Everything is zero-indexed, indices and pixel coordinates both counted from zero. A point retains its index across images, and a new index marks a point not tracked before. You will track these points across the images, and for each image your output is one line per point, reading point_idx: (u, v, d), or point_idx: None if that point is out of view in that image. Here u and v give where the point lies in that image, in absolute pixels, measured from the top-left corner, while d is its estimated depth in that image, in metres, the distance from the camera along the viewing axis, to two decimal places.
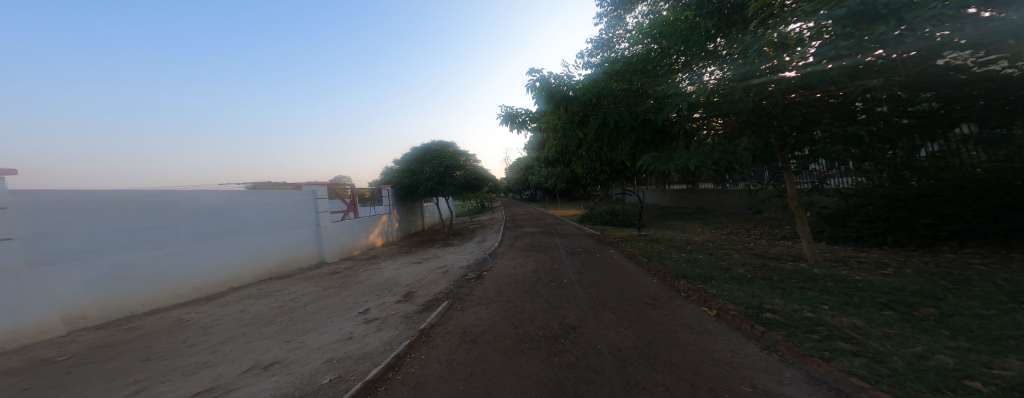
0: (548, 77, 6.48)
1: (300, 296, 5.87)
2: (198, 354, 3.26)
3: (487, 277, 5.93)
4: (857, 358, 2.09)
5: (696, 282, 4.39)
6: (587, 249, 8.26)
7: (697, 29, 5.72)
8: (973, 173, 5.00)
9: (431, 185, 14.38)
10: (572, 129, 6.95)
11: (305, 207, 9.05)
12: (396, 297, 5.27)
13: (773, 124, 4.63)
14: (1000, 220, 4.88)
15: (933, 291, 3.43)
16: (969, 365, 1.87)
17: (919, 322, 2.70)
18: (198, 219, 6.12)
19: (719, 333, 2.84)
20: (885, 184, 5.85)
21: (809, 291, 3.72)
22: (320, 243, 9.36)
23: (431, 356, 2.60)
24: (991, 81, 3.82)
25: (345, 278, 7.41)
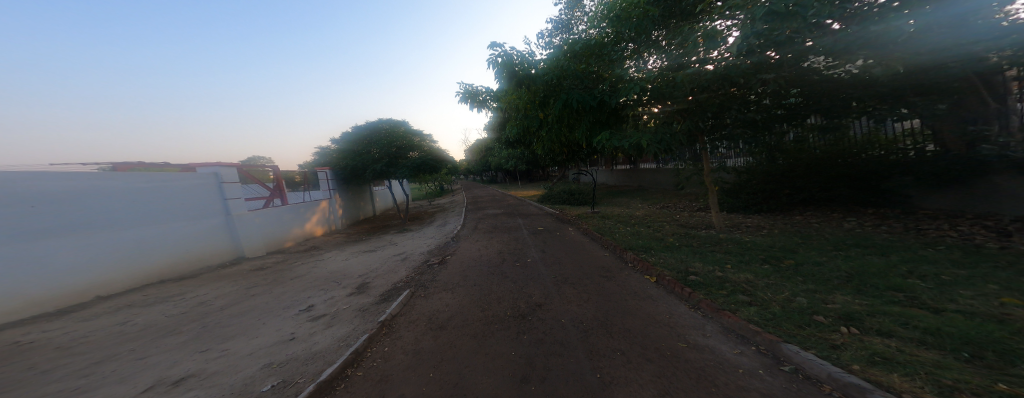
0: (512, 53, 6.18)
1: (212, 299, 4.99)
2: (71, 380, 2.60)
3: (451, 262, 5.79)
4: (752, 307, 2.66)
5: (640, 252, 4.96)
6: (547, 228, 8.63)
7: (646, 16, 5.82)
8: (814, 154, 6.45)
9: (382, 168, 13.27)
10: (533, 109, 7.11)
11: (207, 193, 7.50)
12: (348, 290, 4.86)
13: (699, 110, 5.35)
14: (827, 190, 6.40)
15: (794, 245, 4.50)
16: (815, 303, 2.63)
17: (785, 272, 3.53)
18: (33, 209, 4.66)
19: (659, 298, 3.30)
20: (764, 163, 7.28)
21: (718, 252, 4.53)
22: (235, 234, 7.97)
23: (395, 348, 2.49)
24: (828, 81, 4.92)
25: (276, 274, 6.52)
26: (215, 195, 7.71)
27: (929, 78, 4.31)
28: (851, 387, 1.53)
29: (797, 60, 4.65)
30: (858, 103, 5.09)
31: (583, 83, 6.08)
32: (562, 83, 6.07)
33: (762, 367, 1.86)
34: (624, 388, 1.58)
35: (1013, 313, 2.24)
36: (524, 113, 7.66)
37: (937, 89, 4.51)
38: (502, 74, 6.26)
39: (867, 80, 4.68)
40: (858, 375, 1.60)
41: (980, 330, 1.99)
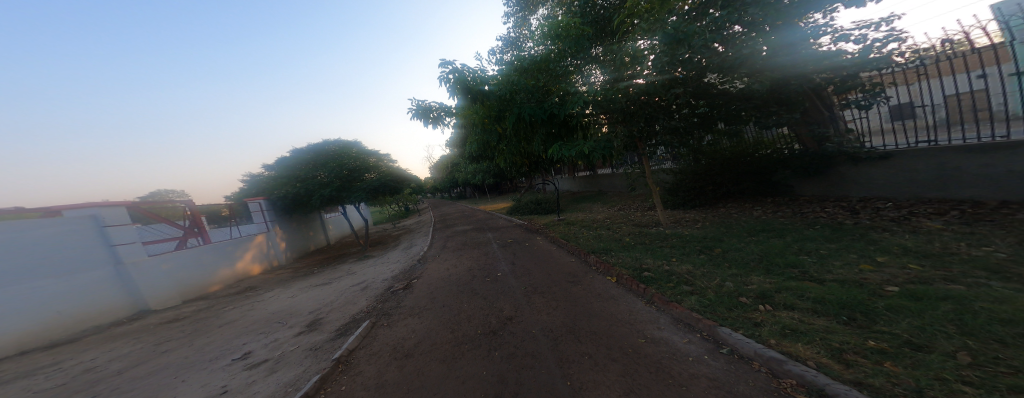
0: (464, 69, 6.17)
1: (106, 362, 4.03)
2: None
3: (418, 285, 5.45)
4: (693, 295, 2.98)
5: (601, 255, 5.23)
6: (517, 240, 8.64)
7: (583, 35, 6.41)
8: (724, 154, 7.58)
9: (333, 192, 12.26)
10: (491, 125, 7.12)
11: (83, 242, 5.95)
12: (297, 329, 4.30)
13: (635, 118, 5.89)
14: (738, 184, 7.54)
15: (722, 234, 5.16)
16: (740, 285, 3.06)
17: (715, 259, 4.05)
18: None
19: (619, 297, 3.52)
20: (692, 165, 8.25)
21: (665, 247, 5.00)
22: (132, 283, 6.51)
23: (355, 385, 2.26)
24: (723, 94, 5.83)
25: (197, 324, 5.49)
26: (97, 242, 6.19)
27: (792, 91, 5.35)
28: (772, 361, 1.82)
29: (699, 76, 5.36)
30: (745, 113, 5.97)
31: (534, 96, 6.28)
32: (515, 97, 6.28)
33: (707, 352, 2.08)
34: (594, 393, 1.65)
35: (870, 277, 2.86)
36: (482, 131, 7.65)
37: (789, 101, 5.71)
38: (457, 89, 6.18)
39: (748, 94, 5.64)
40: (775, 349, 1.90)
41: (852, 295, 2.49)
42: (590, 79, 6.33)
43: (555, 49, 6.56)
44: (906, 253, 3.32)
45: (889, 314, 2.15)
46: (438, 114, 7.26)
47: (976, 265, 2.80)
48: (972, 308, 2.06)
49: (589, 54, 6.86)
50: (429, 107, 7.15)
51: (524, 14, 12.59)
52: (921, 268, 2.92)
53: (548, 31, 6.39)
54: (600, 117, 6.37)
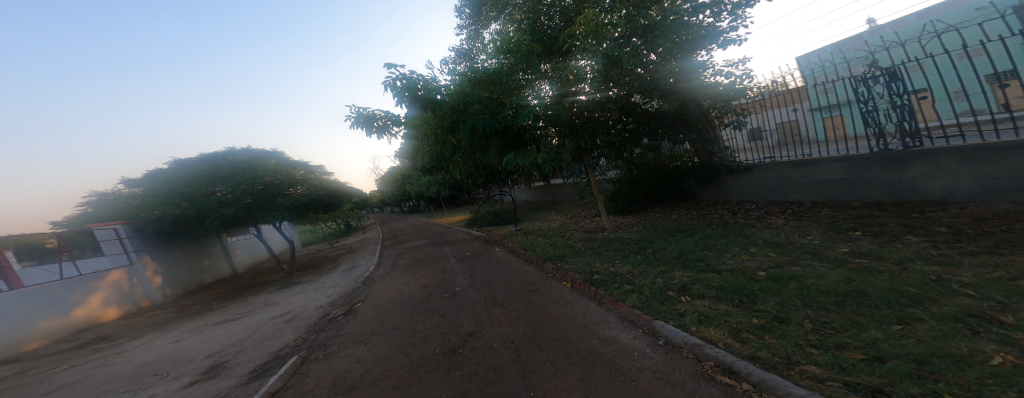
0: (413, 76, 5.79)
1: None
2: None
3: (361, 309, 4.97)
4: (634, 293, 3.25)
5: (557, 262, 5.36)
6: (477, 252, 8.40)
7: (531, 52, 6.67)
8: (652, 164, 8.36)
9: (243, 211, 10.65)
10: (443, 137, 6.76)
11: None
12: (187, 379, 3.51)
13: (582, 132, 6.25)
14: (663, 192, 8.40)
15: (656, 235, 5.74)
16: (666, 280, 3.44)
17: (648, 258, 4.49)
18: None
19: (574, 301, 3.64)
20: (630, 176, 8.82)
21: (609, 251, 5.37)
22: None
23: None
24: (646, 112, 6.56)
25: (42, 388, 4.19)
26: None
27: (696, 112, 6.41)
28: (695, 347, 2.06)
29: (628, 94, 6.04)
30: (662, 130, 6.62)
31: (488, 108, 6.26)
32: (468, 108, 6.16)
33: (649, 346, 2.27)
34: None
35: (749, 265, 3.50)
36: (432, 143, 7.23)
37: (686, 121, 6.56)
38: (406, 96, 5.76)
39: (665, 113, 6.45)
40: (695, 335, 2.16)
41: (736, 280, 3.04)
42: (540, 92, 6.56)
43: (507, 63, 6.63)
44: (766, 244, 4.17)
45: (763, 294, 2.70)
46: (378, 124, 6.78)
47: (804, 250, 3.74)
48: (805, 285, 2.78)
49: (539, 69, 7.03)
50: (370, 115, 6.64)
51: (474, 26, 12.38)
52: (774, 255, 3.72)
53: (501, 44, 6.46)
54: (551, 131, 6.49)
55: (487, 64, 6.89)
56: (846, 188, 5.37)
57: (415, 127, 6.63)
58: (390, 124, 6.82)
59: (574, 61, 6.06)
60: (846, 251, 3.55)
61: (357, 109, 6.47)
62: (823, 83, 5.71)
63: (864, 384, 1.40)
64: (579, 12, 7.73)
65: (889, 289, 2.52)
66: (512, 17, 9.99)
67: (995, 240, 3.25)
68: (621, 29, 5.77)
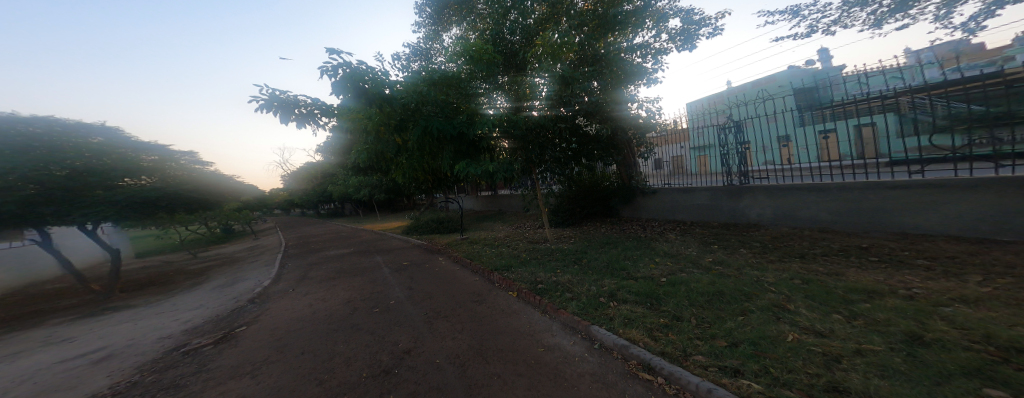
0: (362, 68, 5.22)
1: None
2: None
3: (246, 333, 3.98)
4: (573, 300, 3.46)
5: (503, 272, 5.26)
6: (414, 261, 7.69)
7: (492, 62, 6.66)
8: (586, 181, 9.03)
9: (19, 207, 7.18)
10: (386, 132, 6.33)
11: None
12: None
13: (533, 147, 6.42)
14: (594, 207, 9.14)
15: (589, 246, 6.23)
16: (599, 288, 3.78)
17: (585, 268, 4.84)
18: None
19: (519, 310, 3.66)
20: (571, 192, 9.12)
21: (549, 261, 5.58)
22: None
23: None
24: (586, 134, 6.71)
25: None
26: None
27: (620, 139, 7.04)
28: (622, 347, 2.34)
29: (575, 115, 6.14)
30: (597, 152, 6.95)
31: (443, 111, 6.16)
32: (421, 108, 5.93)
33: (587, 350, 2.46)
34: None
35: (663, 273, 4.11)
36: (373, 139, 6.73)
37: (614, 146, 7.14)
38: (352, 87, 5.18)
39: (602, 138, 6.69)
40: (623, 337, 2.45)
41: (649, 286, 3.57)
42: (494, 101, 6.59)
43: (468, 69, 6.58)
44: (665, 255, 5.02)
45: (666, 297, 3.24)
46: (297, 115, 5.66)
47: (686, 259, 4.68)
48: (688, 287, 3.47)
49: (497, 80, 7.11)
50: (292, 101, 5.52)
51: (434, 28, 11.15)
52: (676, 264, 4.46)
53: (463, 50, 6.38)
54: (502, 143, 6.75)
55: (446, 67, 6.85)
56: (712, 210, 6.95)
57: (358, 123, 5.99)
58: (320, 113, 5.88)
59: (528, 77, 6.36)
60: (710, 260, 4.55)
61: (276, 92, 5.29)
62: (700, 127, 7.31)
63: (727, 366, 1.86)
64: (540, 33, 8.17)
65: (734, 288, 3.34)
66: (477, 26, 9.55)
67: (783, 251, 4.66)
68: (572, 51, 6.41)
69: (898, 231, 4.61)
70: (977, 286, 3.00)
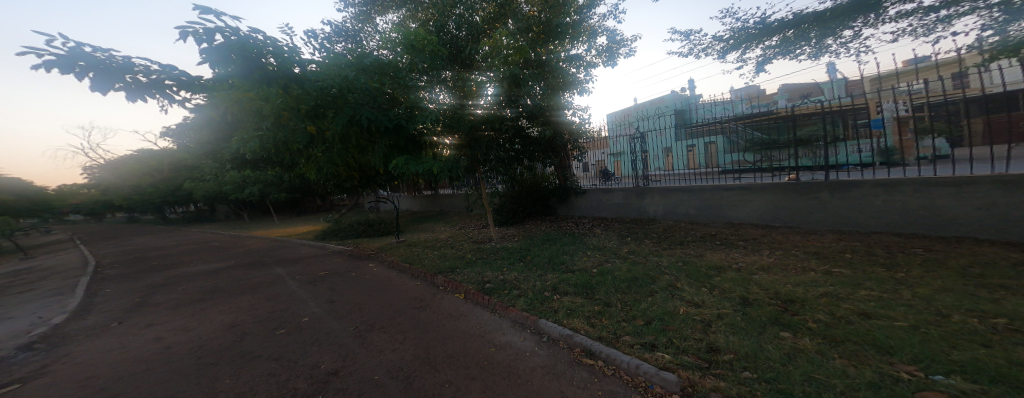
0: (256, 39, 4.18)
1: None
2: None
3: (65, 380, 2.87)
4: (521, 297, 3.50)
5: (448, 274, 4.98)
6: (334, 271, 6.67)
7: (437, 54, 6.31)
8: (529, 180, 9.15)
9: None
10: (292, 117, 5.34)
11: None
12: None
13: (478, 145, 6.32)
14: (536, 206, 9.38)
15: (532, 244, 6.36)
16: (543, 283, 3.90)
17: (531, 264, 4.92)
18: None
19: (468, 313, 3.52)
20: (515, 191, 9.21)
21: (496, 260, 5.51)
22: None
23: None
24: (530, 136, 7.04)
25: None
26: None
27: (558, 143, 7.66)
28: (567, 338, 2.47)
29: (521, 115, 6.39)
30: (539, 153, 7.46)
31: (376, 102, 5.68)
32: (347, 95, 5.29)
33: (536, 344, 2.52)
34: None
35: (602, 264, 4.46)
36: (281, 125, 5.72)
37: (552, 148, 7.76)
38: (240, 60, 4.07)
39: (543, 140, 7.22)
40: (567, 327, 2.60)
41: (585, 277, 3.86)
42: (435, 96, 6.14)
43: (406, 59, 6.16)
44: (599, 248, 5.47)
45: (598, 286, 3.56)
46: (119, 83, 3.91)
47: (619, 250, 5.18)
48: (620, 275, 3.85)
49: (442, 74, 6.51)
50: (122, 66, 3.80)
51: (364, 8, 9.78)
52: (613, 256, 4.89)
53: (403, 38, 5.94)
54: (444, 140, 6.40)
55: (381, 55, 6.30)
56: (630, 207, 7.91)
57: (249, 105, 4.67)
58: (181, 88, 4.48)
59: (473, 75, 6.15)
60: (634, 250, 5.14)
61: (89, 51, 3.54)
62: (616, 136, 8.24)
63: (645, 341, 2.21)
64: (486, 32, 8.18)
65: (655, 273, 3.85)
66: (418, 16, 8.85)
67: (670, 240, 5.65)
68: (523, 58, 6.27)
69: (727, 221, 6.38)
70: (790, 258, 4.17)
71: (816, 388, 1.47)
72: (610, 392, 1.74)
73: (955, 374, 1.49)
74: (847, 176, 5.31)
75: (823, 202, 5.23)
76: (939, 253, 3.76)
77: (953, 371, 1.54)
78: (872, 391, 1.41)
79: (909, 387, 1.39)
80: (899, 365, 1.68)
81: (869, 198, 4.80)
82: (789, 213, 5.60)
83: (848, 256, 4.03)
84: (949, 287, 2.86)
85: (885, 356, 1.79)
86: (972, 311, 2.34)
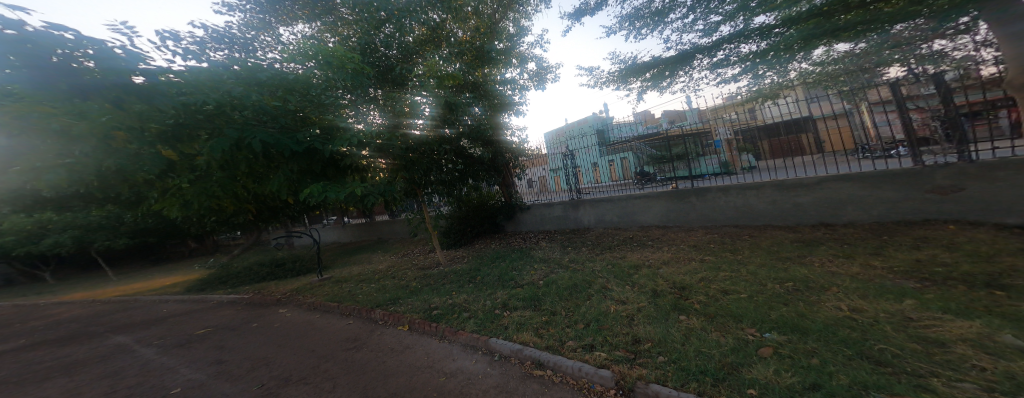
0: (59, 36, 3.18)
1: None
2: None
3: None
4: (470, 319, 3.38)
5: (388, 306, 4.55)
6: (224, 326, 5.39)
7: (359, 73, 6.04)
8: (477, 199, 9.03)
9: None
10: (131, 139, 4.22)
11: None
12: None
13: (413, 168, 5.90)
14: (484, 224, 9.30)
15: (479, 264, 6.24)
16: (492, 301, 3.83)
17: (480, 284, 4.81)
18: None
19: (413, 344, 3.24)
20: (463, 210, 8.93)
21: (443, 284, 5.24)
22: None
23: None
24: (471, 156, 7.32)
25: None
26: None
27: (499, 162, 8.14)
28: (519, 353, 2.46)
29: (462, 136, 6.63)
30: (484, 173, 7.92)
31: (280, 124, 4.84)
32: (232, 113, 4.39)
33: (488, 365, 2.46)
34: None
35: (549, 276, 4.62)
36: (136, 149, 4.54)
37: (496, 167, 8.22)
38: (22, 65, 3.04)
39: (487, 160, 7.58)
40: (518, 342, 2.60)
41: (532, 290, 3.95)
42: (366, 117, 5.79)
43: (319, 76, 5.63)
44: (545, 260, 5.66)
45: (544, 297, 3.67)
46: None
47: (563, 261, 5.40)
48: (564, 284, 4.02)
49: (367, 94, 6.46)
50: None
51: (264, 16, 8.64)
52: (560, 267, 5.10)
53: (315, 51, 5.35)
54: (379, 162, 5.83)
55: (284, 67, 5.32)
56: (567, 219, 8.48)
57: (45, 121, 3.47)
58: None
59: (406, 94, 5.99)
60: (574, 259, 5.44)
61: None
62: (553, 154, 8.72)
63: (584, 341, 2.39)
64: (418, 53, 8.05)
65: (595, 278, 4.15)
66: (338, 31, 8.18)
67: (603, 245, 6.19)
68: (457, 81, 6.36)
69: (640, 224, 7.28)
70: (694, 251, 4.94)
71: (705, 360, 1.86)
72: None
73: (775, 330, 2.17)
74: (707, 182, 6.65)
75: (710, 204, 6.32)
76: (786, 236, 4.95)
77: (775, 328, 2.22)
78: (737, 353, 1.91)
79: (755, 346, 2.00)
80: (746, 328, 2.28)
81: (741, 197, 5.95)
82: (687, 215, 6.63)
83: (732, 244, 4.97)
84: (783, 262, 3.87)
85: (738, 323, 2.40)
86: (776, 278, 3.29)
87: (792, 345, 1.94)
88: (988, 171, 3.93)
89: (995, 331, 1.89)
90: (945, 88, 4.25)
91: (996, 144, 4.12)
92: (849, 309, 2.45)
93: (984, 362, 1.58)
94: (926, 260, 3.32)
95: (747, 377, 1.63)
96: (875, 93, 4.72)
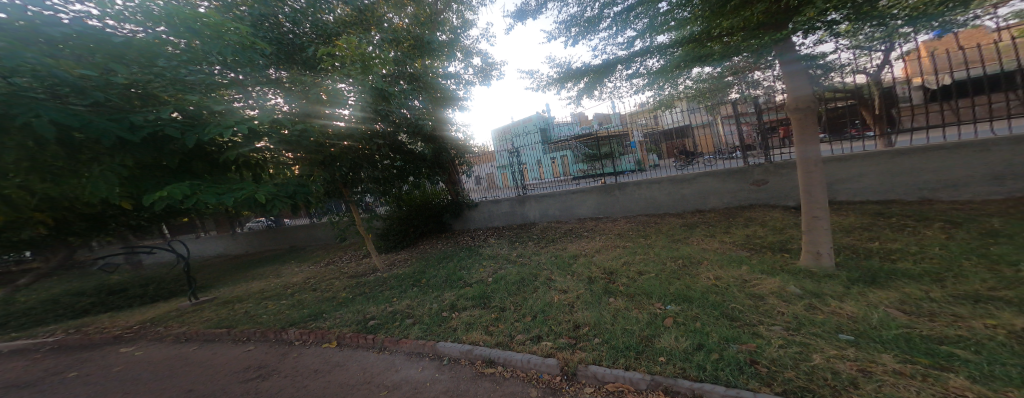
0: None
1: None
2: None
3: None
4: (415, 326, 3.18)
5: (309, 324, 4.03)
6: (68, 372, 4.13)
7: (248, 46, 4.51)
8: (419, 198, 8.64)
9: None
10: None
11: None
12: None
13: (335, 164, 5.46)
14: (429, 222, 8.88)
15: (420, 268, 5.93)
16: (437, 305, 3.66)
17: (424, 288, 4.59)
18: None
19: (346, 360, 2.93)
20: (404, 209, 8.42)
21: (382, 292, 4.87)
22: None
23: None
24: (410, 151, 7.09)
25: None
26: None
27: (443, 158, 7.95)
28: (468, 354, 2.40)
29: (396, 128, 6.26)
30: (426, 169, 7.70)
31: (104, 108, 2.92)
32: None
33: (436, 371, 2.35)
34: None
35: (493, 273, 4.63)
36: None
37: (439, 163, 8.03)
38: None
39: (428, 156, 7.44)
40: (467, 343, 2.54)
41: (481, 288, 3.92)
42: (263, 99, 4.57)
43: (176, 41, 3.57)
44: (491, 257, 5.66)
45: (494, 293, 3.67)
46: None
47: (507, 257, 5.44)
48: (508, 279, 4.06)
49: (268, 76, 5.46)
50: None
51: None
52: (505, 263, 5.13)
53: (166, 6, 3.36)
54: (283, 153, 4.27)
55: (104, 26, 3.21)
56: (508, 216, 8.66)
57: None
58: None
59: (324, 80, 5.05)
60: (519, 254, 5.55)
61: None
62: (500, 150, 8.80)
63: (524, 334, 2.46)
64: (339, 35, 7.19)
65: (541, 270, 4.29)
66: None
67: (545, 239, 6.42)
68: (389, 70, 5.93)
69: (578, 217, 7.77)
70: (608, 241, 5.40)
71: (627, 336, 2.06)
72: (511, 394, 1.80)
73: (676, 302, 2.53)
74: (627, 177, 7.37)
75: (631, 196, 7.01)
76: (688, 219, 5.74)
77: (674, 300, 2.59)
78: (648, 326, 2.19)
79: (660, 317, 2.30)
80: (655, 303, 2.61)
81: (649, 187, 6.80)
82: (614, 207, 7.27)
83: (649, 230, 5.54)
84: (691, 241, 4.50)
85: (649, 298, 2.72)
86: (674, 256, 3.84)
87: (684, 313, 2.29)
88: (780, 169, 5.54)
89: (786, 284, 2.59)
90: (759, 107, 5.69)
91: (782, 150, 5.68)
92: (716, 277, 2.99)
93: (783, 308, 2.16)
94: (752, 234, 4.29)
95: (658, 347, 1.85)
96: (727, 108, 6.09)
